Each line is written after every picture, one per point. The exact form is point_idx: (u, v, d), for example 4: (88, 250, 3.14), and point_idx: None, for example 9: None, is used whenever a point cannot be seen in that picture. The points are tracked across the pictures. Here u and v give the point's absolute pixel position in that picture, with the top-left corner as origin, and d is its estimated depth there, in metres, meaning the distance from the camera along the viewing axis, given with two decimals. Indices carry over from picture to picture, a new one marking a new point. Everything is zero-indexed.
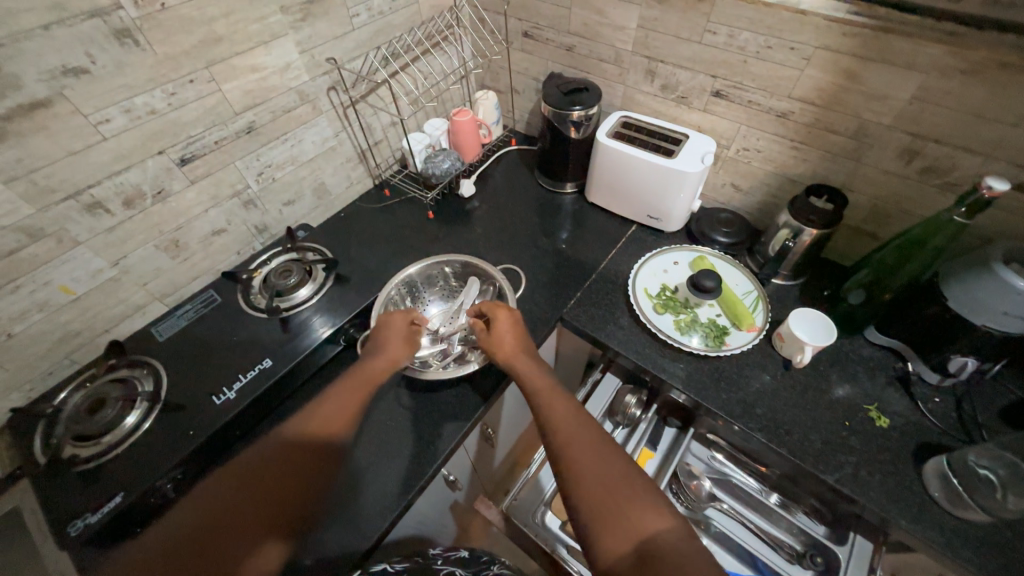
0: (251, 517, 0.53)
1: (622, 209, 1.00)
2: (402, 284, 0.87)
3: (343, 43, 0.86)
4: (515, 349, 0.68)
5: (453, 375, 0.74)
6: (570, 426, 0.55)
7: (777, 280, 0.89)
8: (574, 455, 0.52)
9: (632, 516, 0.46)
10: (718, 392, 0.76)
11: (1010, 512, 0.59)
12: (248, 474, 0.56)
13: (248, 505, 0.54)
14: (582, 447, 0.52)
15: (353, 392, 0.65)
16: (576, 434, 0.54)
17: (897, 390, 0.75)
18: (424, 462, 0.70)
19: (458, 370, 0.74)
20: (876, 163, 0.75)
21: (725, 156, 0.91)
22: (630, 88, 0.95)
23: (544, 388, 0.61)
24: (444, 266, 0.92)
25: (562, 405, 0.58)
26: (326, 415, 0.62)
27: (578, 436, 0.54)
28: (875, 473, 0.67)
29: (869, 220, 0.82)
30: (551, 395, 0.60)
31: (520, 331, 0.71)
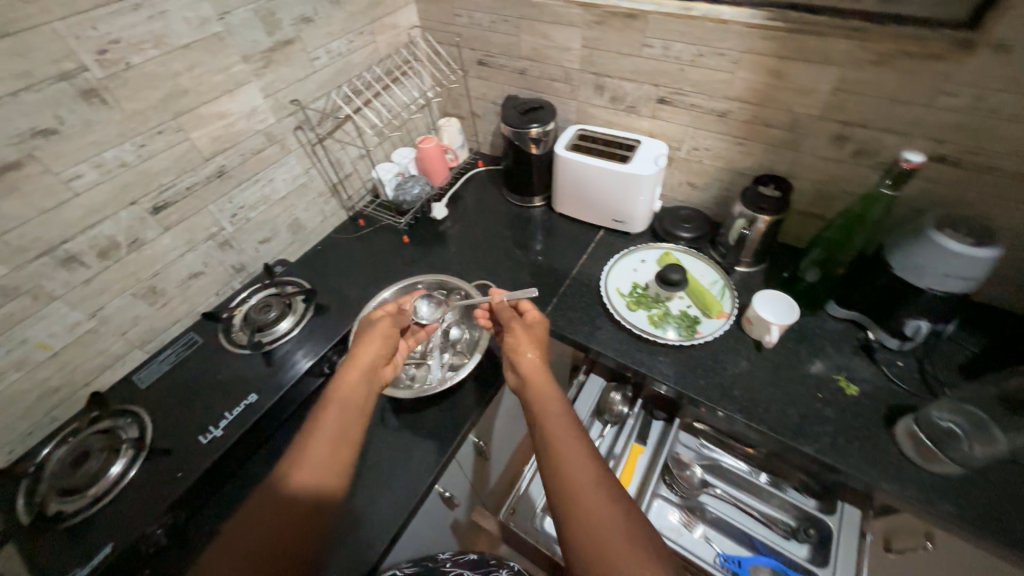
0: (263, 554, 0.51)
1: (588, 215, 1.05)
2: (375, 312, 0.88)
3: (306, 85, 0.90)
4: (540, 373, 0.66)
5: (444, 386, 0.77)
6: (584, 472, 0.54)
7: (741, 268, 0.93)
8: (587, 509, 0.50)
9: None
10: (696, 379, 0.79)
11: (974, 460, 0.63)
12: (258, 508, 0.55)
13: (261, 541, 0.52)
14: (596, 500, 0.51)
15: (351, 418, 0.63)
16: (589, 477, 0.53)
17: (862, 358, 0.79)
18: (417, 480, 0.71)
19: (447, 380, 0.78)
20: (812, 150, 0.81)
21: (678, 157, 0.97)
22: (583, 103, 1.01)
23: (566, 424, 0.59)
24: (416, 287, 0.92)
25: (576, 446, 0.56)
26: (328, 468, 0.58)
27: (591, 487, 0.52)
28: (852, 440, 0.70)
29: (815, 204, 0.87)
30: (566, 435, 0.58)
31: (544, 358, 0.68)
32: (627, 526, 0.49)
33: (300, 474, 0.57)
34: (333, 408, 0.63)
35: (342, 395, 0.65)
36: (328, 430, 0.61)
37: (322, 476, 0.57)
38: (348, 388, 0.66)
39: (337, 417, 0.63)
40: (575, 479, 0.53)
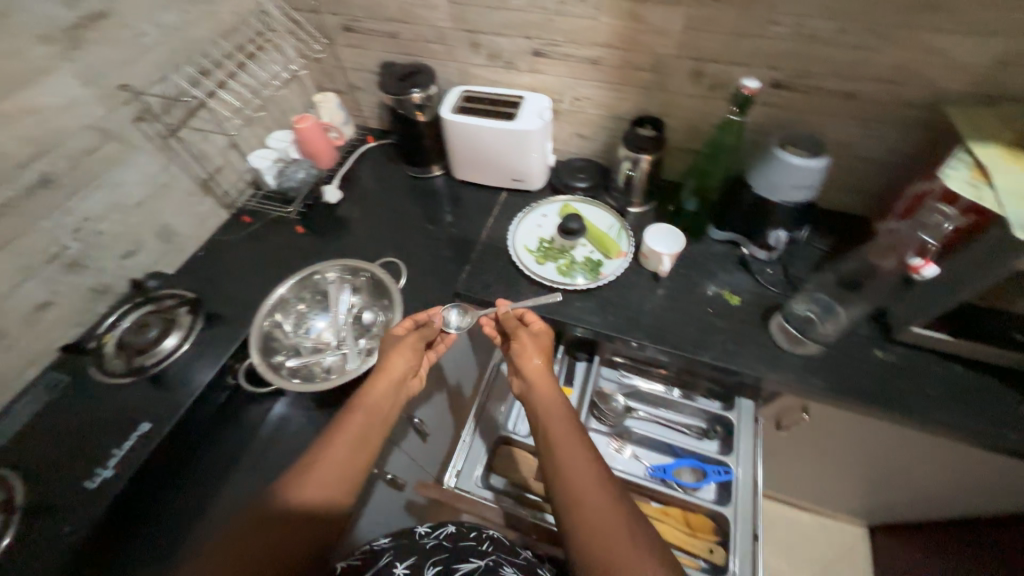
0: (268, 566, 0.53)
1: (488, 178, 1.04)
2: (273, 311, 0.79)
3: (139, 67, 0.78)
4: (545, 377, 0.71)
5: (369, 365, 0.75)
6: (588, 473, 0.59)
7: (635, 208, 1.00)
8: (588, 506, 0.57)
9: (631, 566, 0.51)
10: (607, 317, 0.85)
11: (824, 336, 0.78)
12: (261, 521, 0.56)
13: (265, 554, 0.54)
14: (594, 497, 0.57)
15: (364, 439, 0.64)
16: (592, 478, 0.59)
17: (741, 272, 0.89)
18: None
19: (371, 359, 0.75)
20: (677, 89, 0.87)
21: (564, 109, 0.99)
22: (463, 63, 0.98)
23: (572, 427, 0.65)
24: (316, 276, 0.84)
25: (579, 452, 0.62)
26: (335, 486, 0.60)
27: (593, 487, 0.58)
28: (738, 343, 0.80)
29: (688, 140, 0.95)
30: (572, 437, 0.63)
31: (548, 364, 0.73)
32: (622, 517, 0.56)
33: (313, 487, 0.58)
34: (345, 430, 0.64)
35: (364, 409, 0.66)
36: (341, 448, 0.62)
37: (332, 491, 0.59)
38: (371, 400, 0.67)
39: (348, 439, 0.63)
40: (578, 479, 0.59)
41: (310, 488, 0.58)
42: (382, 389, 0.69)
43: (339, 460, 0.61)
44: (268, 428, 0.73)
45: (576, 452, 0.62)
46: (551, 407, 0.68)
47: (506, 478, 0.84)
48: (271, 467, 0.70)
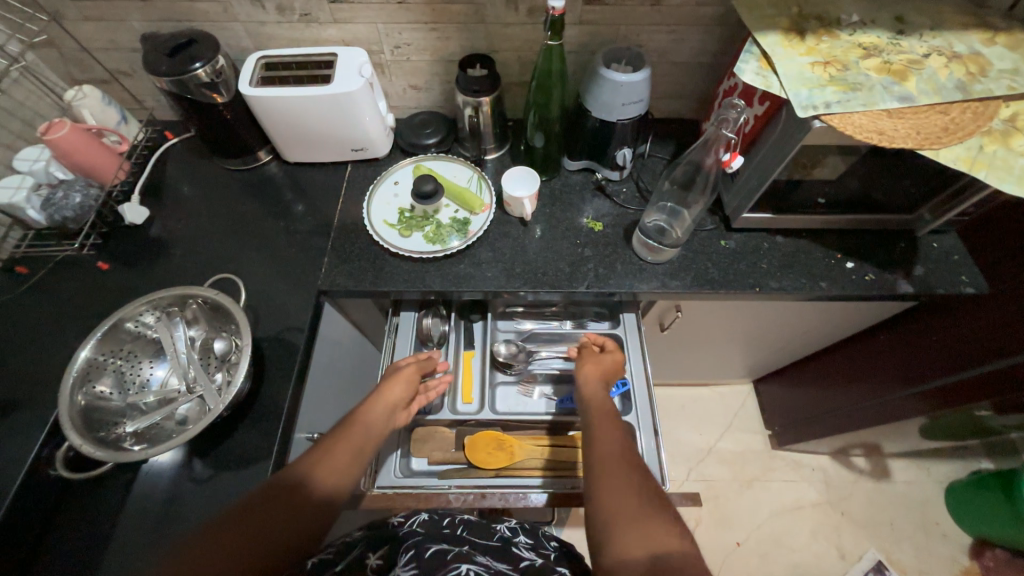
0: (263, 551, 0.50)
1: (326, 155, 0.93)
2: (82, 376, 0.64)
3: None
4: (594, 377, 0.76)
5: (224, 404, 0.63)
6: (614, 449, 0.61)
7: (491, 155, 0.96)
8: (617, 477, 0.57)
9: (644, 531, 0.51)
10: (485, 274, 0.83)
11: (676, 241, 0.83)
12: (267, 502, 0.53)
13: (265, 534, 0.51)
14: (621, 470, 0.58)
15: (362, 452, 0.62)
16: (618, 452, 0.61)
17: (601, 197, 0.92)
18: None
19: (224, 399, 0.63)
20: (496, 19, 0.81)
21: (387, 61, 0.89)
22: (249, 23, 0.82)
23: (609, 414, 0.68)
24: (132, 321, 0.68)
25: (613, 436, 0.64)
26: (338, 480, 0.58)
27: (621, 461, 0.59)
28: (609, 265, 0.84)
29: (524, 73, 0.91)
30: (607, 420, 0.67)
31: (604, 374, 0.77)
32: (639, 487, 0.56)
33: (327, 474, 0.58)
34: (359, 436, 0.63)
35: (364, 427, 0.65)
36: (352, 450, 0.61)
37: (341, 478, 0.58)
38: (369, 420, 0.66)
39: (358, 448, 0.62)
40: (604, 450, 0.61)
41: (320, 473, 0.58)
42: (381, 411, 0.67)
43: (343, 462, 0.60)
44: (128, 505, 0.62)
45: (608, 429, 0.65)
46: (595, 403, 0.71)
47: (427, 459, 0.83)
48: (147, 544, 0.60)
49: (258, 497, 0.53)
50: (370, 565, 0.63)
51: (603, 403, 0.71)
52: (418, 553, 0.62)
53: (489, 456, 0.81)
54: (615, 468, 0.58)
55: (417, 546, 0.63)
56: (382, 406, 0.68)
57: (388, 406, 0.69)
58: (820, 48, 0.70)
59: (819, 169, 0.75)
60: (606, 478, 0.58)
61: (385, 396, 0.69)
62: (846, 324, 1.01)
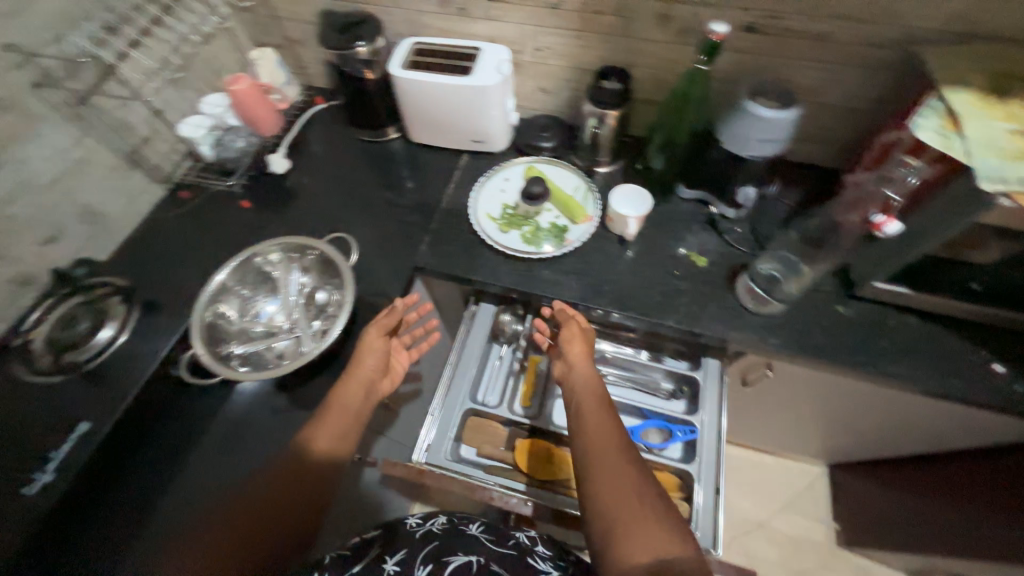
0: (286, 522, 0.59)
1: (447, 141, 0.97)
2: (213, 296, 0.74)
3: (26, 23, 0.68)
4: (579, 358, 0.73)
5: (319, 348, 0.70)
6: (609, 446, 0.61)
7: (603, 169, 0.94)
8: (617, 473, 0.58)
9: (651, 534, 0.52)
10: (573, 285, 0.82)
11: (788, 295, 0.77)
12: (284, 480, 0.61)
13: (285, 511, 0.59)
14: (615, 470, 0.58)
15: (347, 416, 0.66)
16: (616, 450, 0.60)
17: (710, 232, 0.86)
18: None
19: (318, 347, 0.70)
20: (642, 35, 0.80)
21: (524, 61, 0.91)
22: (411, 11, 0.89)
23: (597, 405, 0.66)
24: (262, 257, 0.78)
25: (603, 429, 0.63)
26: (335, 446, 0.64)
27: (620, 456, 0.59)
28: (703, 305, 0.79)
29: (656, 92, 0.89)
30: (600, 414, 0.65)
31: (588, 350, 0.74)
32: (638, 486, 0.56)
33: (325, 440, 0.63)
34: (348, 406, 0.67)
35: (342, 408, 0.66)
36: (341, 415, 0.66)
37: (340, 442, 0.65)
38: (343, 401, 0.67)
39: (345, 410, 0.66)
40: (601, 450, 0.60)
41: (322, 442, 0.63)
42: (357, 393, 0.68)
43: (341, 424, 0.65)
44: (217, 414, 0.69)
45: (604, 423, 0.64)
46: (586, 390, 0.69)
47: (476, 450, 0.84)
48: (223, 453, 0.66)
49: (281, 470, 0.61)
50: (387, 569, 0.64)
51: (592, 389, 0.69)
52: (439, 569, 0.63)
53: (534, 466, 0.81)
54: (609, 469, 0.58)
55: (438, 560, 0.65)
56: (353, 385, 0.68)
57: (362, 386, 0.69)
58: (1021, 114, 0.60)
59: (983, 252, 0.64)
60: (600, 480, 0.58)
61: (358, 374, 0.69)
62: (972, 435, 0.86)
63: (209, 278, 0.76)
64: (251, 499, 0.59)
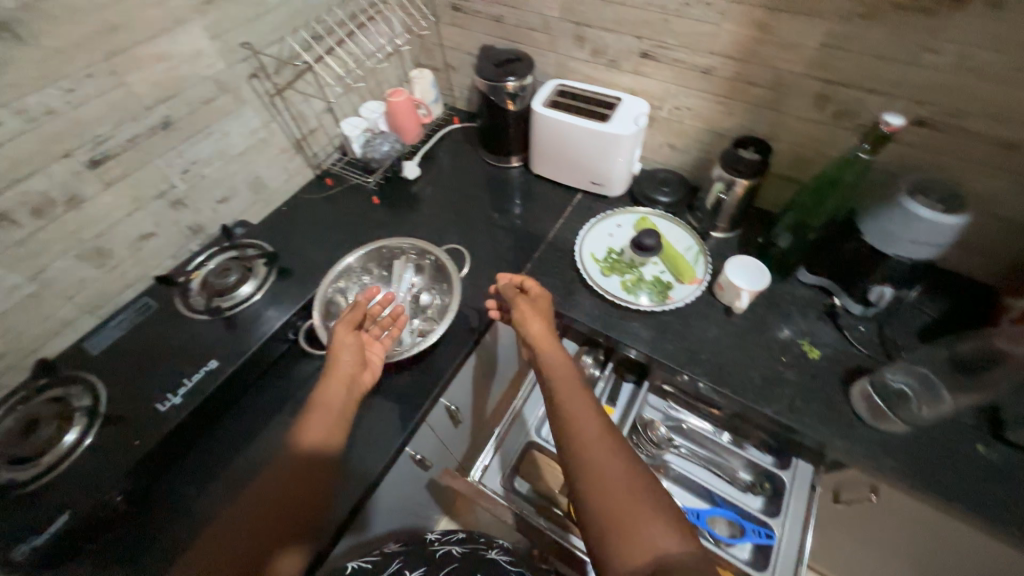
0: (285, 521, 0.59)
1: (566, 178, 1.01)
2: (340, 276, 0.82)
3: (259, 27, 0.82)
4: (541, 336, 0.70)
5: (414, 351, 0.76)
6: (589, 431, 0.58)
7: (717, 234, 0.92)
8: (601, 461, 0.55)
9: (643, 530, 0.49)
10: (665, 345, 0.79)
11: (918, 417, 0.68)
12: (282, 479, 0.60)
13: (284, 512, 0.59)
14: (607, 461, 0.55)
15: (331, 408, 0.64)
16: (598, 436, 0.57)
17: (828, 324, 0.80)
18: (390, 439, 0.72)
19: (415, 347, 0.76)
20: (793, 111, 0.78)
21: (659, 117, 0.93)
22: (562, 56, 0.95)
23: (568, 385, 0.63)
24: (385, 252, 0.86)
25: (588, 416, 0.60)
26: (323, 441, 0.62)
27: (601, 441, 0.57)
28: (808, 402, 0.72)
29: (794, 168, 0.85)
30: (576, 396, 0.62)
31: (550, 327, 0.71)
32: (625, 473, 0.54)
33: (312, 436, 0.62)
34: (330, 399, 0.65)
35: (329, 401, 0.65)
36: (326, 410, 0.64)
37: (328, 436, 0.62)
38: (332, 394, 0.65)
39: (327, 401, 0.65)
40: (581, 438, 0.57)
41: (308, 441, 0.61)
42: (338, 390, 0.66)
43: (330, 414, 0.64)
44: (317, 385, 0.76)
45: (580, 406, 0.61)
46: (564, 377, 0.65)
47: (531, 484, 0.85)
48: None
49: (279, 468, 0.60)
50: None
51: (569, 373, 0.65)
52: None
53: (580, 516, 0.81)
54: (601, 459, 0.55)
55: None
56: (332, 384, 0.66)
57: (342, 384, 0.66)
58: None
59: None
60: (593, 472, 0.54)
61: (336, 371, 0.67)
62: None
63: (339, 260, 0.85)
64: (261, 497, 0.60)
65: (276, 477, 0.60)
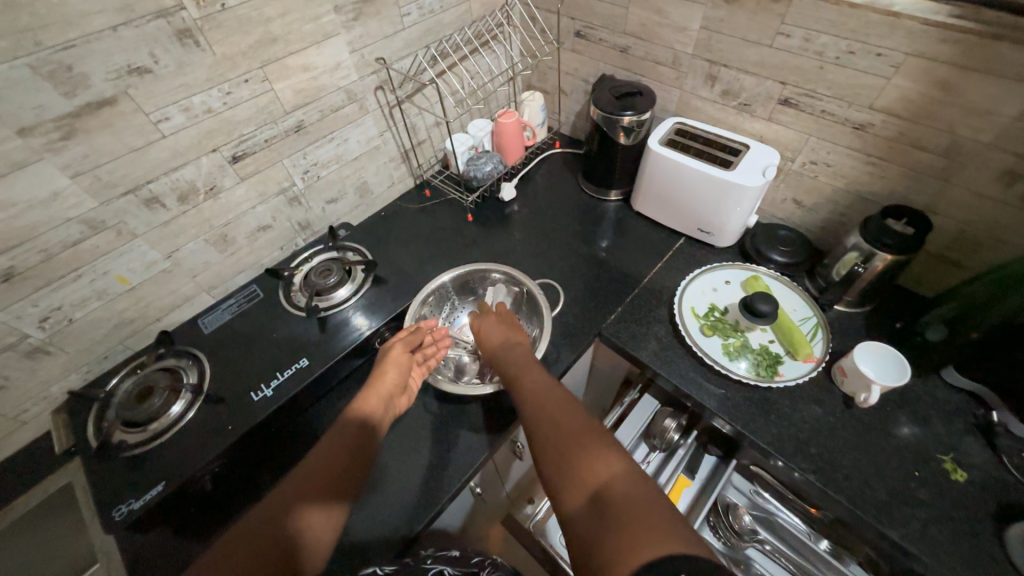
0: (329, 485, 0.55)
1: (670, 220, 0.95)
2: (435, 292, 0.85)
3: (393, 43, 0.86)
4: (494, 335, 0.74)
5: (466, 393, 0.72)
6: (537, 397, 0.58)
7: (840, 306, 0.81)
8: (542, 417, 0.55)
9: (580, 463, 0.47)
10: (767, 427, 0.70)
11: None
12: (333, 451, 0.58)
13: (328, 476, 0.55)
14: (551, 414, 0.55)
15: (374, 397, 0.66)
16: (544, 398, 0.58)
17: (977, 440, 0.67)
18: (450, 475, 0.69)
19: (471, 389, 0.72)
20: (968, 184, 0.67)
21: (789, 169, 0.84)
22: (687, 93, 0.89)
23: (519, 367, 0.65)
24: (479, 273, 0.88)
25: (541, 382, 0.61)
26: (373, 419, 0.64)
27: (543, 401, 0.57)
28: (946, 533, 0.60)
29: (955, 248, 0.73)
30: (529, 373, 0.64)
31: (502, 325, 0.75)
32: (565, 420, 0.53)
33: (362, 406, 0.64)
34: (373, 393, 0.66)
35: (374, 393, 0.67)
36: (371, 394, 0.66)
37: (379, 407, 0.65)
38: (378, 389, 0.67)
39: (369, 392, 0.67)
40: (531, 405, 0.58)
41: (357, 412, 0.63)
42: (377, 402, 0.65)
43: (379, 398, 0.66)
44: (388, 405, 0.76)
45: (530, 379, 0.62)
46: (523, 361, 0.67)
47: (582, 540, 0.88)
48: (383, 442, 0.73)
49: (331, 441, 0.60)
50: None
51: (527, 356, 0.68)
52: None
53: None
54: (550, 414, 0.54)
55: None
56: (370, 391, 0.67)
57: (381, 395, 0.66)
58: None
59: None
60: (544, 424, 0.53)
61: (381, 380, 0.68)
62: None
63: (435, 276, 0.87)
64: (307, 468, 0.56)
65: (325, 450, 0.58)
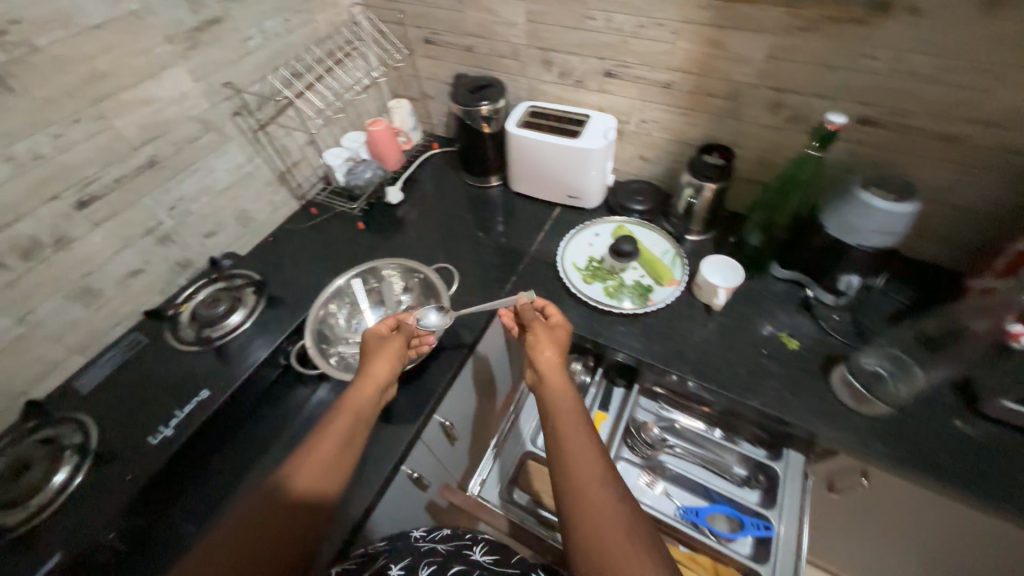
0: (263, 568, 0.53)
1: (545, 193, 1.05)
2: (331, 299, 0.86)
3: (240, 67, 0.86)
4: (550, 367, 0.67)
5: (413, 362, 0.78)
6: (587, 471, 0.56)
7: (692, 237, 0.96)
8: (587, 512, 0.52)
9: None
10: (652, 346, 0.82)
11: (903, 397, 0.70)
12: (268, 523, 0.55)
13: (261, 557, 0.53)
14: (601, 503, 0.53)
15: (356, 422, 0.64)
16: (590, 474, 0.55)
17: (804, 315, 0.83)
18: (389, 446, 0.74)
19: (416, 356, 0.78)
20: (752, 118, 0.84)
21: (628, 131, 0.98)
22: (533, 80, 1.00)
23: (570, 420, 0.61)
24: (372, 272, 0.91)
25: (589, 450, 0.58)
26: (323, 480, 0.59)
27: (595, 484, 0.54)
28: (793, 392, 0.74)
29: (758, 171, 0.90)
30: (580, 432, 0.60)
31: (560, 358, 0.69)
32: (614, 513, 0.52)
33: (309, 471, 0.58)
34: (335, 433, 0.62)
35: (353, 414, 0.64)
36: (334, 438, 0.61)
37: (333, 468, 0.60)
38: (358, 405, 0.65)
39: (343, 424, 0.63)
40: (580, 482, 0.55)
41: (308, 471, 0.58)
42: (371, 395, 0.67)
43: (332, 450, 0.60)
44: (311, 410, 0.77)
45: (582, 441, 0.59)
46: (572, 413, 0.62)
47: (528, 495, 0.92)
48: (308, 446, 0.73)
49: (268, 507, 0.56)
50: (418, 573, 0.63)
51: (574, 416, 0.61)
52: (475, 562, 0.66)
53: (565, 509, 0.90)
54: (598, 522, 0.51)
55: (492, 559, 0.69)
56: (364, 385, 0.67)
57: (374, 393, 0.67)
58: None
59: None
60: (587, 518, 0.52)
61: (377, 372, 0.68)
62: None
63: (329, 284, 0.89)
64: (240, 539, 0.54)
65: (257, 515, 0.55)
